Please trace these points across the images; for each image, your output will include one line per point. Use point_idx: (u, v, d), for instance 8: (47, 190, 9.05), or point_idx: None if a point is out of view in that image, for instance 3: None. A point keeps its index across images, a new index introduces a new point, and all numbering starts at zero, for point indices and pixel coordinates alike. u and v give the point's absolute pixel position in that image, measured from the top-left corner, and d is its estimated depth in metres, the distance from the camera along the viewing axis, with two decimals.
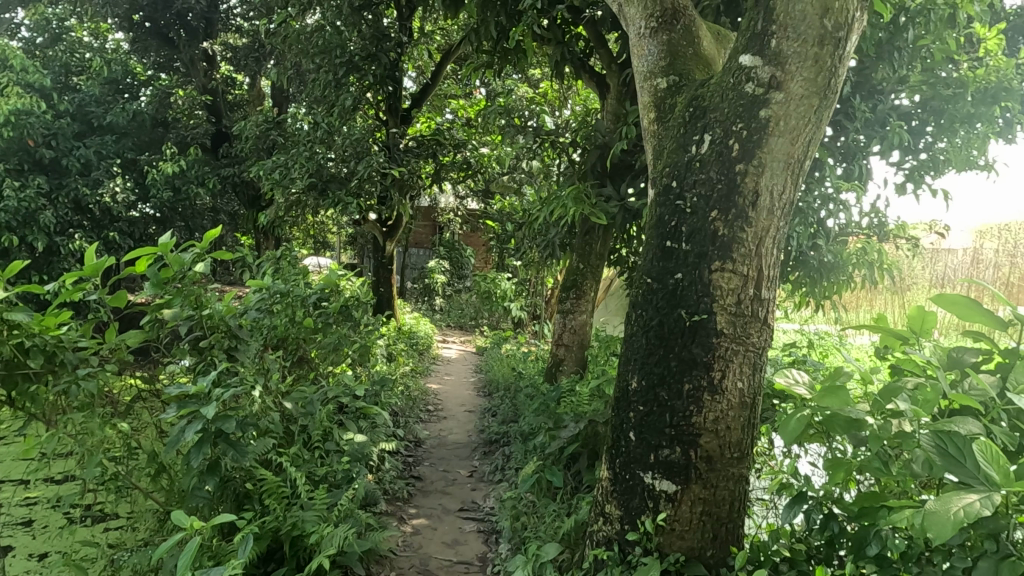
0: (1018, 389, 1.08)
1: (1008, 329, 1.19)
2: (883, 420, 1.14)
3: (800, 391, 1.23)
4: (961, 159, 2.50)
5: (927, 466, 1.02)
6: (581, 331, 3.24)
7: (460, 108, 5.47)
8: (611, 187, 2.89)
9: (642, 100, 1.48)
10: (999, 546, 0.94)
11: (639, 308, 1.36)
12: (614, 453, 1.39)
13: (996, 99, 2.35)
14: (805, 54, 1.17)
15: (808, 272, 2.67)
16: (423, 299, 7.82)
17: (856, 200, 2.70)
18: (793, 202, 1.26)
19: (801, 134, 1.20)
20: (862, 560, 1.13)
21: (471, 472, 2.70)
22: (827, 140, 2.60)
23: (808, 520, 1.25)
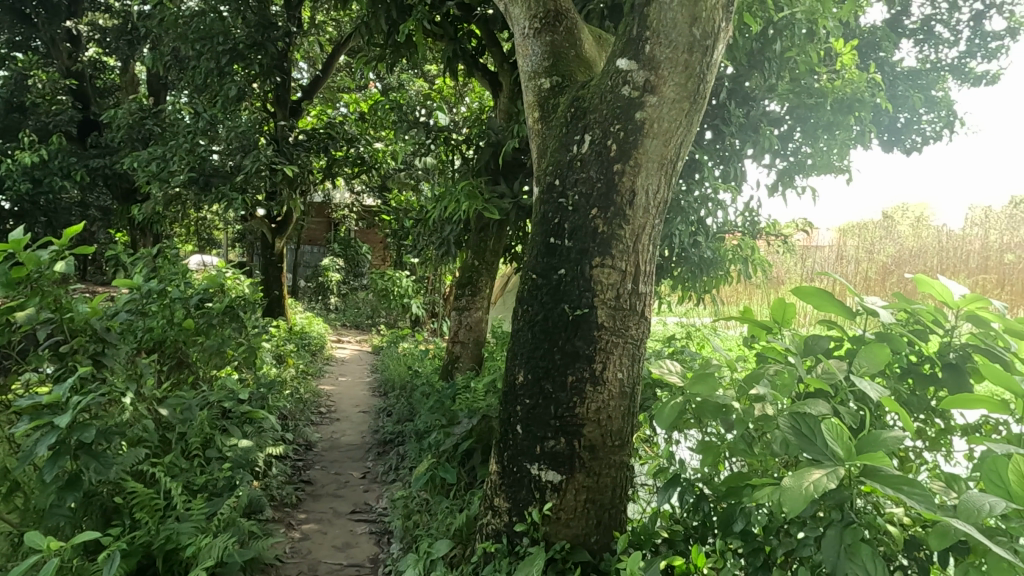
0: (863, 373, 1.19)
1: (855, 318, 1.32)
2: (747, 405, 1.22)
3: (674, 379, 1.30)
4: (824, 164, 2.74)
5: (784, 446, 1.11)
6: (477, 328, 3.26)
7: (354, 102, 5.35)
8: (505, 185, 2.93)
9: (527, 99, 1.51)
10: (843, 514, 1.03)
11: (524, 303, 1.38)
12: (503, 447, 1.41)
13: (851, 109, 2.58)
14: (676, 60, 1.23)
15: (689, 267, 2.82)
16: (317, 299, 7.58)
17: (732, 200, 2.89)
18: (667, 201, 1.32)
19: (673, 137, 1.27)
20: (730, 536, 1.21)
21: (365, 473, 2.65)
22: (707, 143, 2.77)
23: (682, 502, 1.31)
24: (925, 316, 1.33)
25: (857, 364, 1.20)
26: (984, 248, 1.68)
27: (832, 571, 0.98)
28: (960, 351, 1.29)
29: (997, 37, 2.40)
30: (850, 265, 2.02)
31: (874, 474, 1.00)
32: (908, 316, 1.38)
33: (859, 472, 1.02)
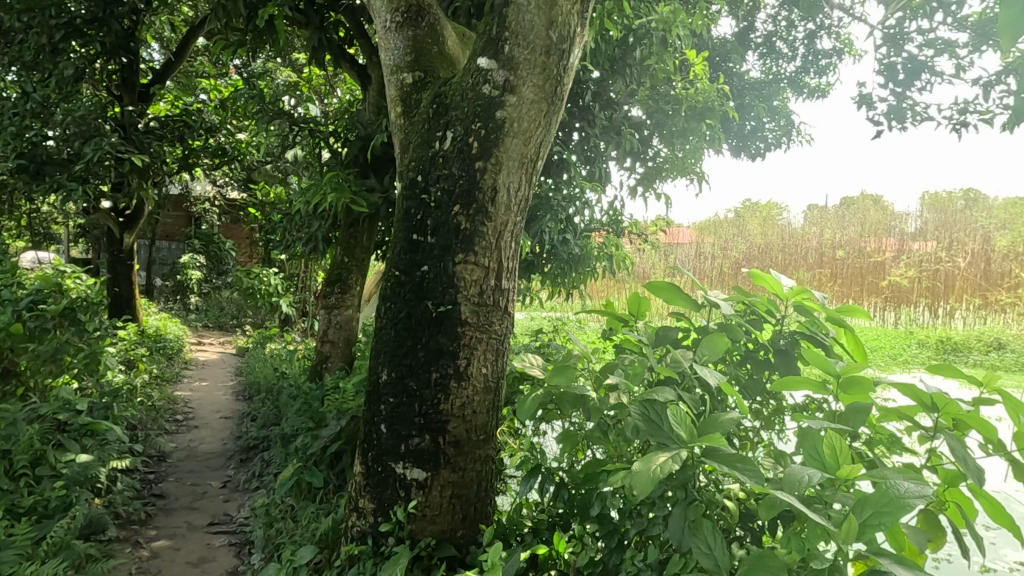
0: (705, 361, 1.29)
1: (699, 310, 1.42)
2: (603, 394, 1.28)
3: (536, 372, 1.34)
4: (680, 168, 2.91)
5: (635, 432, 1.18)
6: (347, 326, 3.17)
7: (213, 89, 5.04)
8: (375, 179, 2.87)
9: (389, 94, 1.50)
10: (687, 493, 1.11)
11: (387, 301, 1.37)
12: (367, 447, 1.39)
13: (703, 116, 2.72)
14: (534, 61, 1.26)
15: (558, 263, 2.91)
16: (175, 299, 7.06)
17: (598, 200, 3.01)
18: (528, 199, 1.35)
19: (533, 136, 1.30)
20: (587, 521, 1.26)
21: (225, 483, 2.51)
22: (573, 143, 2.87)
23: (542, 491, 1.35)
24: (760, 307, 1.47)
25: (700, 352, 1.29)
26: (820, 243, 1.65)
27: (678, 547, 1.05)
28: (789, 338, 1.43)
29: (826, 56, 2.63)
30: (704, 261, 1.93)
31: (714, 454, 1.08)
32: (747, 308, 1.51)
33: (700, 453, 1.10)
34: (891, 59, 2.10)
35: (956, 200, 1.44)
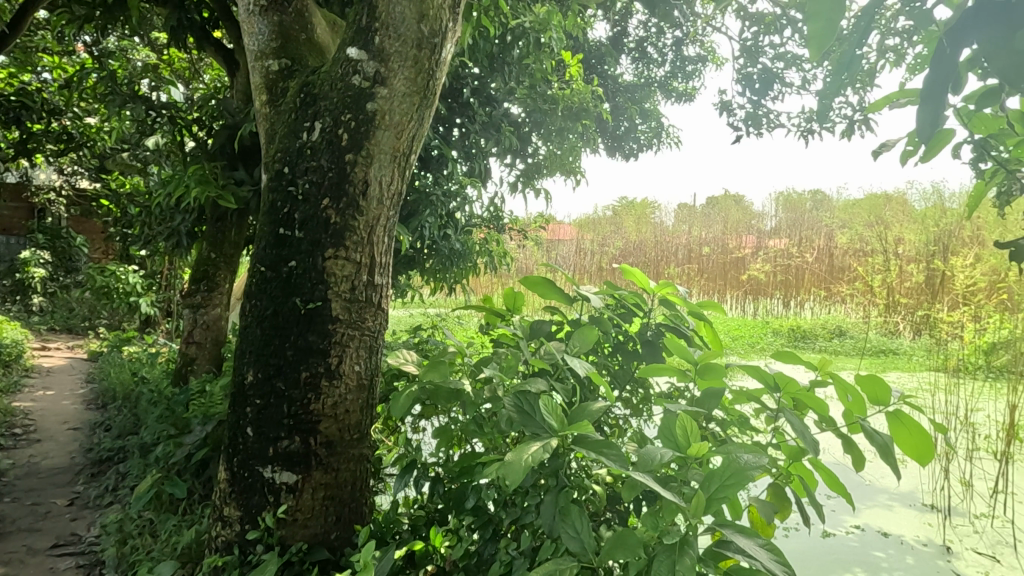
0: (575, 352, 1.33)
1: (571, 303, 1.47)
2: (477, 387, 1.30)
3: (410, 368, 1.33)
4: (559, 165, 2.99)
5: (508, 424, 1.20)
6: (215, 326, 2.99)
7: (58, 68, 4.57)
8: (244, 171, 2.73)
9: (253, 81, 1.43)
10: (558, 480, 1.15)
11: (253, 297, 1.31)
12: (232, 452, 1.33)
13: (579, 116, 2.81)
14: (405, 54, 1.24)
15: (439, 259, 2.89)
16: (13, 300, 6.35)
17: (478, 196, 3.03)
18: (401, 192, 1.34)
19: (405, 130, 1.28)
20: (462, 514, 1.27)
21: (73, 500, 2.29)
22: (453, 138, 2.87)
23: (417, 487, 1.34)
24: (628, 300, 1.54)
25: (571, 344, 1.34)
26: (689, 242, 1.89)
27: (549, 533, 1.08)
28: (655, 329, 1.51)
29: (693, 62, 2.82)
30: (585, 257, 2.09)
31: (583, 441, 1.12)
32: (616, 301, 1.58)
33: (570, 441, 1.13)
34: (748, 69, 2.27)
35: (805, 201, 1.68)
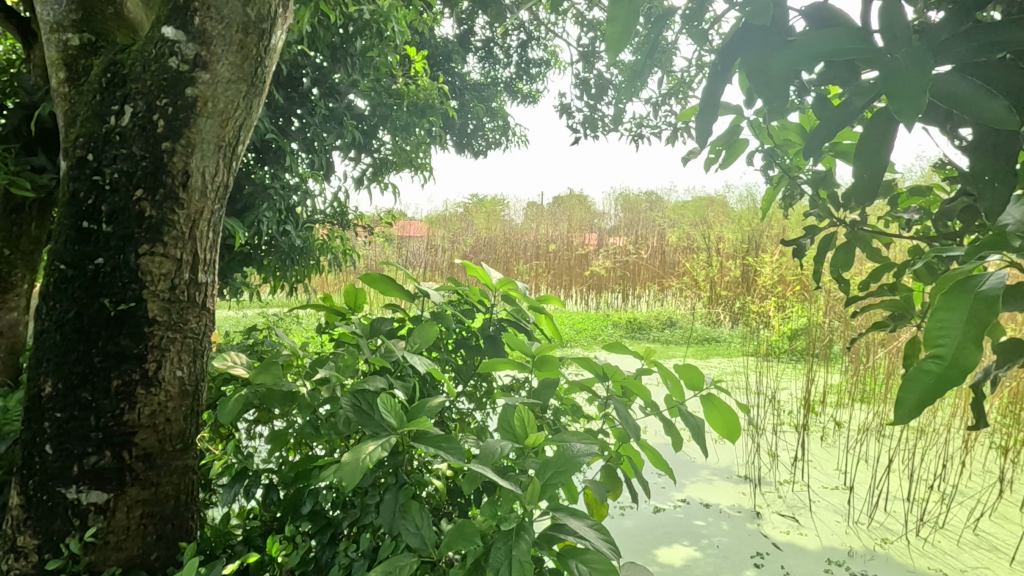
0: (416, 349, 1.33)
1: (413, 300, 1.47)
2: (314, 388, 1.25)
3: (239, 371, 1.25)
4: (405, 160, 2.93)
5: (346, 424, 1.18)
6: (10, 333, 2.61)
7: None
8: (44, 156, 2.42)
9: (48, 56, 1.28)
10: (397, 477, 1.14)
11: (50, 299, 1.17)
12: (27, 474, 1.18)
13: (424, 113, 2.84)
14: (229, 38, 1.17)
15: (279, 257, 2.73)
16: None
17: (321, 191, 2.92)
18: (227, 185, 1.26)
19: (231, 118, 1.21)
20: (299, 519, 1.23)
21: None
22: (292, 130, 2.74)
23: (249, 496, 1.27)
24: (470, 296, 1.56)
25: (412, 341, 1.33)
26: (537, 241, 2.84)
27: (389, 531, 1.07)
28: (497, 324, 1.53)
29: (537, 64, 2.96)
30: (437, 250, 2.83)
31: (422, 437, 1.12)
32: (459, 297, 1.59)
33: (410, 438, 1.13)
34: (585, 75, 2.38)
35: (641, 205, 2.72)
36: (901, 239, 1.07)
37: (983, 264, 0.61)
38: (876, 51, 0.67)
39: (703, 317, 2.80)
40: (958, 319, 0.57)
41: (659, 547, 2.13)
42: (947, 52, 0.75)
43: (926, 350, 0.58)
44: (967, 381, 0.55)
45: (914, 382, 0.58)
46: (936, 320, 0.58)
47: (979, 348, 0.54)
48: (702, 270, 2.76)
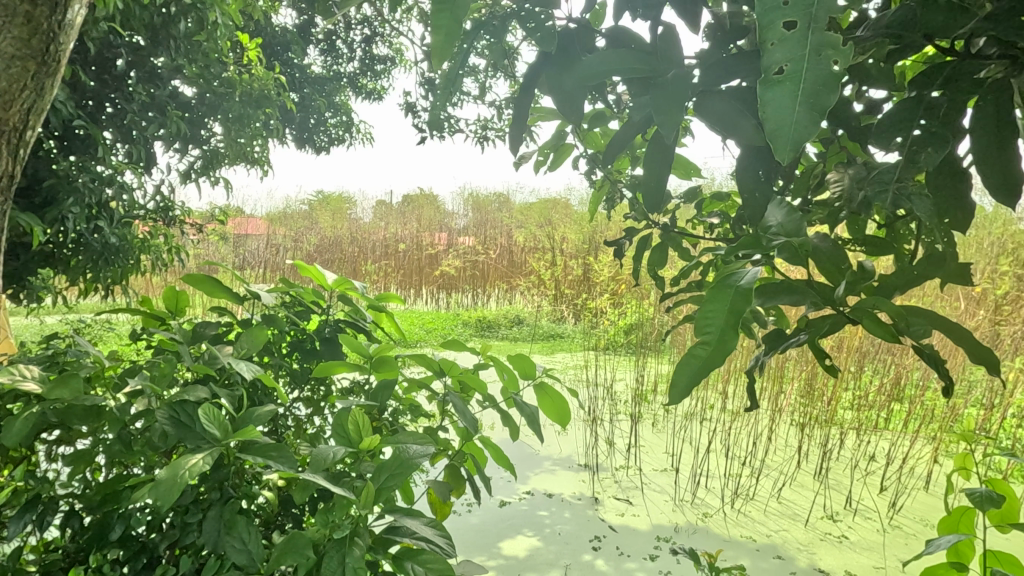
0: (243, 354, 1.25)
1: (240, 302, 1.38)
2: (123, 402, 1.13)
3: (29, 387, 1.08)
4: (238, 153, 2.74)
5: (163, 438, 1.08)
6: None
7: None
8: None
9: None
10: (223, 492, 1.06)
11: None
12: None
13: (261, 104, 2.68)
14: (13, 8, 1.02)
15: (91, 258, 2.40)
16: None
17: (140, 184, 2.62)
18: (11, 175, 1.12)
19: (15, 100, 1.06)
20: (106, 548, 1.09)
21: None
22: (104, 117, 2.45)
23: (44, 527, 1.11)
24: (305, 297, 1.50)
25: (239, 346, 1.25)
26: (385, 236, 3.17)
27: (212, 551, 1.00)
28: (333, 326, 1.47)
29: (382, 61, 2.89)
30: (278, 247, 3.04)
31: (250, 447, 1.05)
32: (292, 298, 1.51)
33: (238, 449, 1.05)
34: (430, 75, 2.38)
35: (489, 206, 3.12)
36: (706, 240, 1.18)
37: (747, 263, 0.68)
38: (653, 71, 0.79)
39: (548, 314, 3.24)
40: (722, 309, 0.62)
41: (503, 540, 2.20)
42: (719, 71, 0.86)
43: (695, 336, 0.63)
44: (725, 363, 0.61)
45: (684, 366, 0.63)
46: (704, 310, 0.63)
47: (736, 336, 0.60)
48: (550, 270, 3.20)
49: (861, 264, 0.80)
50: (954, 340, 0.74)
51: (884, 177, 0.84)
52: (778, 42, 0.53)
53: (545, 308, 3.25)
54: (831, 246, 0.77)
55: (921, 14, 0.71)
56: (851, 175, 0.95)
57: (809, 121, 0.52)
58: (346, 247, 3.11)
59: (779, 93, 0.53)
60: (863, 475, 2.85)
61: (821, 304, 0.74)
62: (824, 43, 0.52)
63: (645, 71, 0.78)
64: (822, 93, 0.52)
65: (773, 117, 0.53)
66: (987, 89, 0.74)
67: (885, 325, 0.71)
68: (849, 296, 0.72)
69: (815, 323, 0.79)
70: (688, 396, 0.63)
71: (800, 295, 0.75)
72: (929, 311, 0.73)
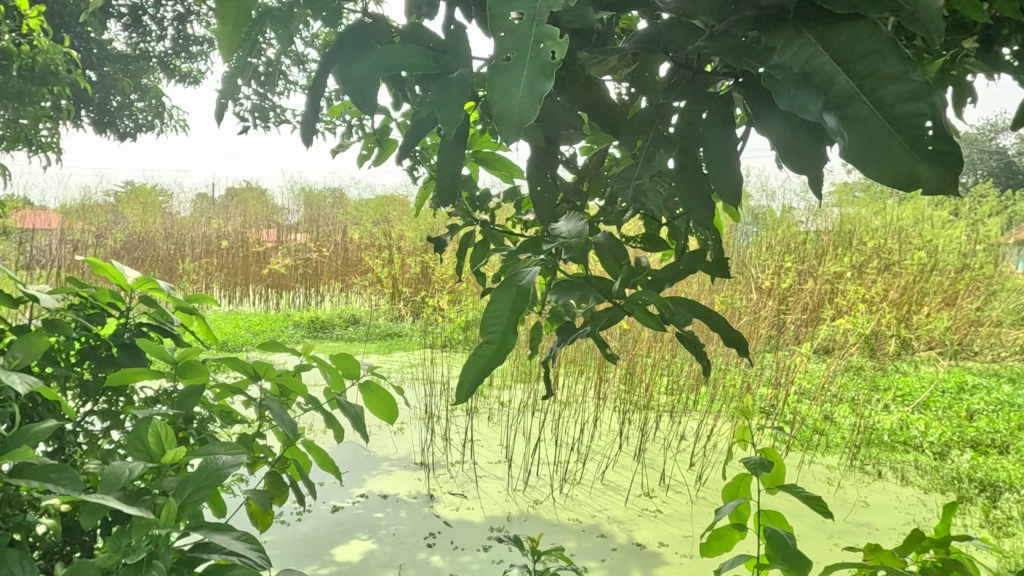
0: (16, 364, 1.09)
1: (16, 305, 1.21)
2: None
3: None
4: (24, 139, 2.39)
5: None
6: None
7: None
8: None
9: None
10: None
11: None
12: None
13: (44, 81, 2.27)
14: None
15: None
16: None
17: None
18: None
19: None
20: None
21: None
22: None
23: None
24: (100, 299, 1.33)
25: (11, 355, 1.09)
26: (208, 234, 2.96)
27: None
28: (134, 330, 1.33)
29: (198, 43, 2.66)
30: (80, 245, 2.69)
31: (26, 470, 0.92)
32: (82, 300, 1.34)
33: (10, 473, 0.92)
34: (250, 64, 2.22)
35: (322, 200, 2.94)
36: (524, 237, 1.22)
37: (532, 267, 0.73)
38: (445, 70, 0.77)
39: (385, 313, 3.25)
40: (506, 311, 0.66)
41: (336, 546, 2.13)
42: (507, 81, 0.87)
43: (481, 337, 0.65)
44: (508, 358, 0.65)
45: (470, 366, 0.64)
46: (491, 311, 0.66)
47: (518, 334, 0.64)
48: (385, 269, 3.29)
49: (640, 261, 0.88)
50: (711, 325, 0.83)
51: (627, 176, 0.84)
52: (506, 30, 0.55)
53: (384, 308, 3.26)
54: (614, 246, 0.85)
55: (668, 32, 0.73)
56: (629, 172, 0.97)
57: (529, 106, 0.55)
58: (159, 244, 2.85)
59: (505, 77, 0.55)
60: (674, 453, 3.13)
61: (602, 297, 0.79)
62: (544, 34, 0.55)
63: (434, 69, 0.75)
64: (539, 79, 0.54)
65: (496, 100, 0.55)
66: (715, 101, 0.75)
67: (654, 315, 0.77)
68: (623, 290, 0.78)
69: (596, 316, 0.81)
70: (473, 394, 0.64)
71: (584, 289, 0.80)
72: (693, 301, 0.82)
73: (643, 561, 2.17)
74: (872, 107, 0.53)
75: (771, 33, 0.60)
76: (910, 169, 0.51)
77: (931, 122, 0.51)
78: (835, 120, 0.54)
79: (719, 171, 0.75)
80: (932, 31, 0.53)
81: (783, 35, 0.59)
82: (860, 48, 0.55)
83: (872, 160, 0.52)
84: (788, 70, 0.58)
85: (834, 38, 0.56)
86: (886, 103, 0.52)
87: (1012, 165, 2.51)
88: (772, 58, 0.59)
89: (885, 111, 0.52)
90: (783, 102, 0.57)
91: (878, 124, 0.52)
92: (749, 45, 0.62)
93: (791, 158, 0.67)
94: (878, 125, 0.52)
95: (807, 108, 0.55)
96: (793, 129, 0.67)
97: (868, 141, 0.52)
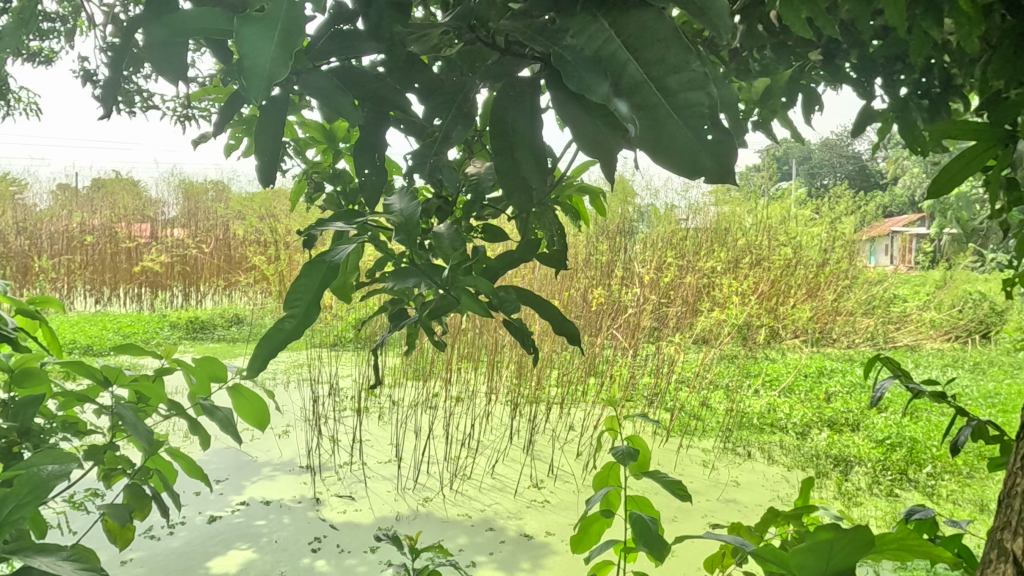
0: None
1: None
2: None
3: None
4: None
5: None
6: None
7: None
8: None
9: None
10: None
11: None
12: None
13: None
14: None
15: None
16: None
17: None
18: None
19: None
20: None
21: None
22: None
23: None
24: None
25: None
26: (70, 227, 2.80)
27: None
28: None
29: None
30: None
31: None
32: None
33: None
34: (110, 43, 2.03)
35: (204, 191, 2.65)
36: None
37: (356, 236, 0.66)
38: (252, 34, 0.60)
39: (271, 311, 3.01)
40: (314, 285, 0.60)
41: (212, 558, 2.02)
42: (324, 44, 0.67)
43: (282, 310, 0.59)
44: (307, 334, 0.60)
45: (263, 341, 0.59)
46: (297, 283, 0.59)
47: (320, 312, 0.59)
48: (271, 265, 2.98)
49: (478, 248, 0.90)
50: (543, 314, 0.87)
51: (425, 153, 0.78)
52: None
53: (271, 306, 3.01)
54: (452, 232, 0.83)
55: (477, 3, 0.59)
56: (485, 166, 0.91)
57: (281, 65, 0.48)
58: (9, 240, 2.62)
59: (253, 31, 0.47)
60: (562, 444, 3.21)
61: (434, 285, 0.77)
62: None
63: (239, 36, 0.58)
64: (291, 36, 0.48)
65: (243, 53, 0.47)
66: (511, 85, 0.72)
67: (482, 302, 0.79)
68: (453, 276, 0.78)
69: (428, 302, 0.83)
70: (265, 368, 0.59)
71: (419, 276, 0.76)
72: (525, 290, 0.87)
73: (531, 553, 2.19)
74: (660, 95, 0.47)
75: (566, 13, 0.51)
76: (692, 159, 0.46)
77: (712, 115, 0.46)
78: (626, 108, 0.47)
79: (527, 159, 0.60)
80: (719, 30, 0.49)
81: (577, 19, 0.50)
82: (652, 36, 0.48)
83: (660, 152, 0.46)
84: (579, 53, 0.49)
85: (625, 24, 0.49)
86: (672, 91, 0.46)
87: (865, 168, 2.71)
88: (563, 38, 0.50)
89: (672, 100, 0.46)
90: (568, 80, 0.48)
91: (666, 115, 0.46)
92: (542, 24, 0.52)
93: (586, 144, 0.54)
94: (666, 115, 0.46)
95: (592, 90, 0.47)
96: (590, 114, 0.55)
97: (657, 132, 0.46)
